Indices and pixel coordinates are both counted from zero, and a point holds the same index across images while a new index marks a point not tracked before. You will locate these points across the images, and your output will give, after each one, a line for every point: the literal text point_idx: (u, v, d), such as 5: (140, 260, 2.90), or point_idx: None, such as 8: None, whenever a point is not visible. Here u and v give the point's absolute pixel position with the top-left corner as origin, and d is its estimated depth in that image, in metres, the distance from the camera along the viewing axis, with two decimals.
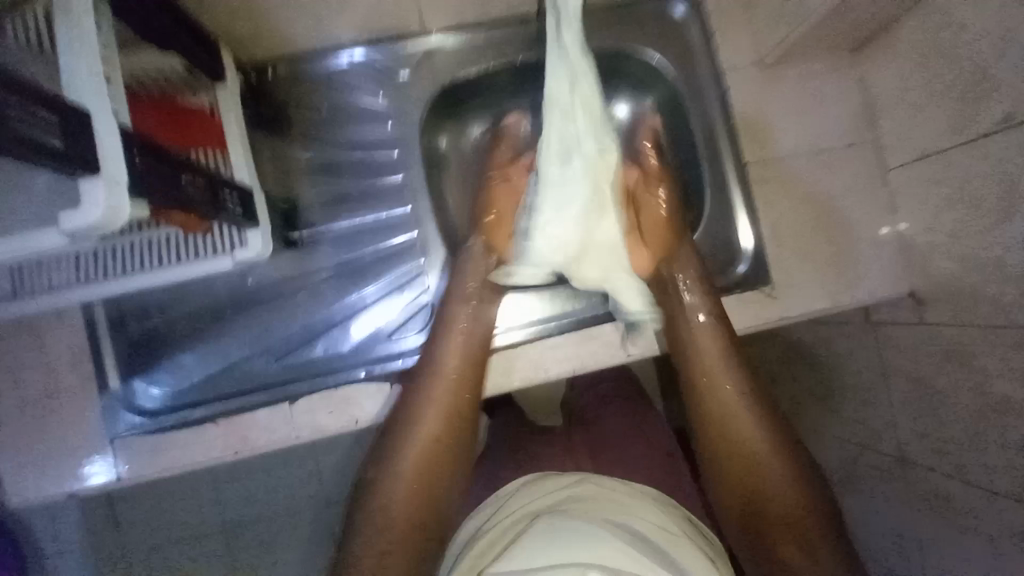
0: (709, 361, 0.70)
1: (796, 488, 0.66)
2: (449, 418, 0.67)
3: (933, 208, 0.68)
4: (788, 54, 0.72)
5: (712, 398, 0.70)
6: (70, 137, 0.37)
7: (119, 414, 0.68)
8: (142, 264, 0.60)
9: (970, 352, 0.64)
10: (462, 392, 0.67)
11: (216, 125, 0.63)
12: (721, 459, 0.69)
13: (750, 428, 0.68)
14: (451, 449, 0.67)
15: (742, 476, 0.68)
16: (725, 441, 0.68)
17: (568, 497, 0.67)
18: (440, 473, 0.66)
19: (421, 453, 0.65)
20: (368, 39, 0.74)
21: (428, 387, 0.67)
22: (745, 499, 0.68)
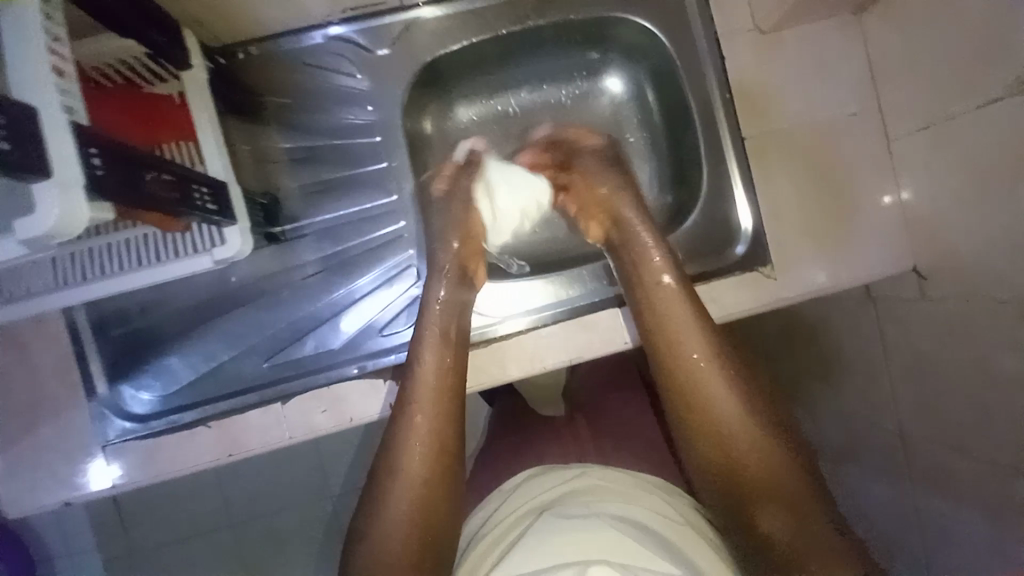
0: (674, 327, 0.63)
1: (778, 474, 0.58)
2: (436, 448, 0.61)
3: (939, 178, 0.66)
4: (788, 18, 0.69)
5: (678, 379, 0.64)
6: (17, 136, 0.34)
7: (109, 420, 0.67)
8: (119, 267, 0.58)
9: (975, 325, 0.63)
10: (446, 419, 0.62)
11: (184, 114, 0.59)
12: (694, 439, 0.62)
13: (723, 397, 0.61)
14: (444, 484, 0.60)
15: (720, 452, 0.61)
16: (698, 415, 0.62)
17: (570, 490, 0.66)
18: (437, 511, 0.59)
19: (412, 492, 0.59)
20: (342, 15, 0.70)
21: (410, 416, 0.61)
22: (725, 478, 0.60)
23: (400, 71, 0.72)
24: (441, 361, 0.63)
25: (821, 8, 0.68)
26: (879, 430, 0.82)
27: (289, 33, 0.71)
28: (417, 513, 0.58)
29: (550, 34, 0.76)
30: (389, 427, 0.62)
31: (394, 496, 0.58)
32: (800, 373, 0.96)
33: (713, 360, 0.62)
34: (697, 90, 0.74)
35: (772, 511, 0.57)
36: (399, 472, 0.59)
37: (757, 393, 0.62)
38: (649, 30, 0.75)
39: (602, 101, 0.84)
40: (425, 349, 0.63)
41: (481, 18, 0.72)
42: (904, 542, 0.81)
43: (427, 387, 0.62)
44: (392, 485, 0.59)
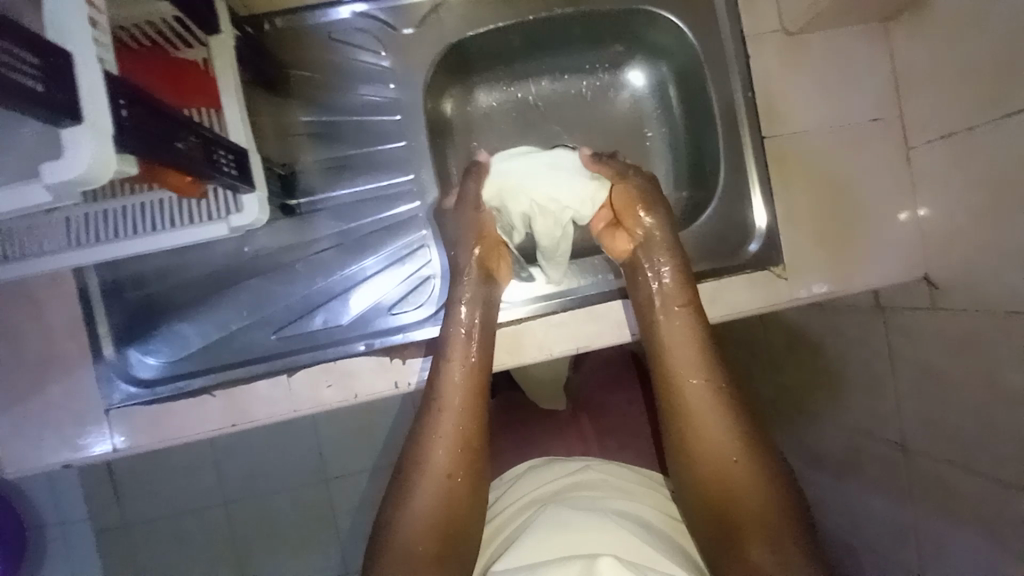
0: (677, 349, 0.64)
1: (768, 503, 0.58)
2: (461, 444, 0.62)
3: (954, 191, 0.66)
4: (816, 21, 0.68)
5: (682, 394, 0.63)
6: (49, 81, 0.34)
7: (115, 384, 0.67)
8: (135, 229, 0.58)
9: (987, 337, 0.63)
10: (472, 417, 0.63)
11: (210, 81, 0.59)
12: (688, 460, 0.62)
13: (717, 417, 0.61)
14: (470, 481, 0.61)
15: (713, 480, 0.60)
16: (693, 439, 0.62)
17: (574, 484, 0.66)
18: (461, 507, 0.60)
19: (434, 484, 0.60)
20: None
21: (439, 414, 0.62)
22: (714, 507, 0.59)
23: (424, 52, 0.72)
24: (470, 360, 0.64)
25: (849, 13, 0.68)
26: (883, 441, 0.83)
27: (317, 7, 0.71)
28: (442, 508, 0.59)
29: (575, 24, 0.76)
30: (415, 425, 0.63)
31: (420, 490, 0.60)
32: (803, 379, 0.96)
33: (713, 387, 0.63)
34: (719, 87, 0.74)
35: (760, 542, 0.56)
36: (428, 466, 0.60)
37: (755, 426, 0.62)
38: (675, 26, 0.75)
39: (623, 96, 0.84)
40: (454, 346, 0.64)
41: (509, 3, 0.72)
42: (898, 550, 0.82)
43: (455, 385, 0.63)
44: (420, 478, 0.60)
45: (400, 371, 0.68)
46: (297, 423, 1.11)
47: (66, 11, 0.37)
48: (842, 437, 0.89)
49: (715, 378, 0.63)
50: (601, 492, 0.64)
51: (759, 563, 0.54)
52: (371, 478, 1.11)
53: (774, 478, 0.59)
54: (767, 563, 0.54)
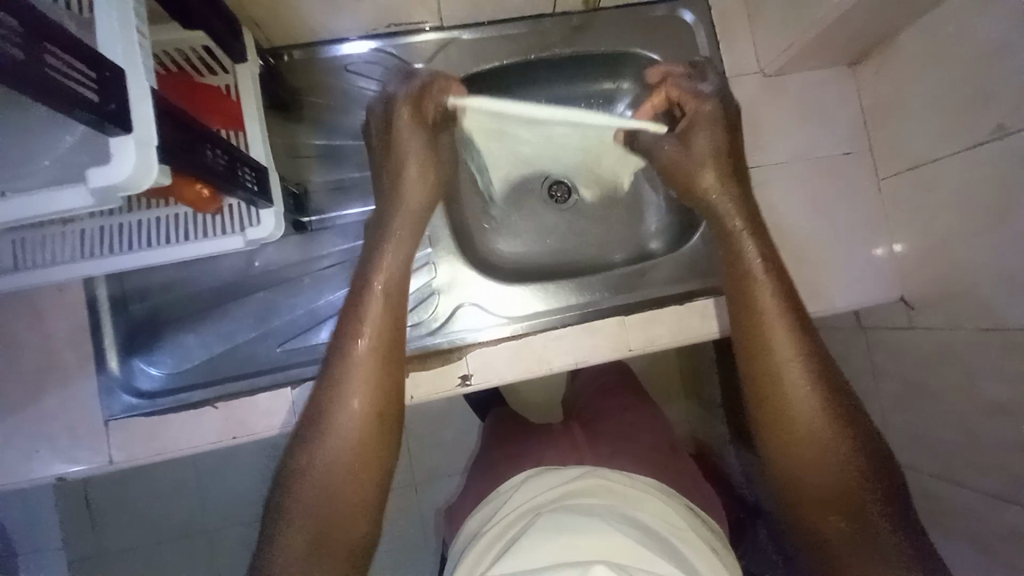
0: (765, 310, 0.62)
1: (867, 491, 0.57)
2: (378, 383, 0.56)
3: (925, 222, 0.72)
4: (789, 64, 0.76)
5: (776, 375, 0.60)
6: (104, 92, 0.37)
7: (116, 395, 0.67)
8: (152, 242, 0.60)
9: (962, 353, 0.68)
10: (379, 371, 0.57)
11: (232, 103, 0.63)
12: (779, 449, 0.60)
13: (808, 401, 0.59)
14: (380, 420, 0.56)
15: (787, 449, 0.59)
16: (783, 426, 0.60)
17: (570, 494, 0.66)
18: (370, 448, 0.55)
19: (343, 426, 0.54)
20: (384, 30, 0.76)
21: (349, 351, 0.57)
22: (790, 476, 0.59)
23: None
24: (380, 292, 0.59)
25: (819, 57, 0.75)
26: None
27: (333, 41, 0.76)
28: (346, 470, 0.54)
29: (572, 62, 0.82)
30: (327, 362, 0.57)
31: (322, 451, 0.54)
32: None
33: (801, 351, 0.60)
34: None
35: (836, 512, 0.57)
36: (332, 425, 0.55)
37: (845, 402, 0.60)
38: None
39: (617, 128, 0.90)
40: (366, 279, 0.59)
41: (513, 43, 0.79)
42: None
43: (368, 316, 0.57)
44: (322, 439, 0.54)
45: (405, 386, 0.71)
46: (289, 447, 1.09)
47: (123, 33, 0.41)
48: None
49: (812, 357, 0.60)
50: (601, 499, 0.65)
51: (830, 529, 0.57)
52: None
53: (873, 463, 0.58)
54: (839, 530, 0.56)
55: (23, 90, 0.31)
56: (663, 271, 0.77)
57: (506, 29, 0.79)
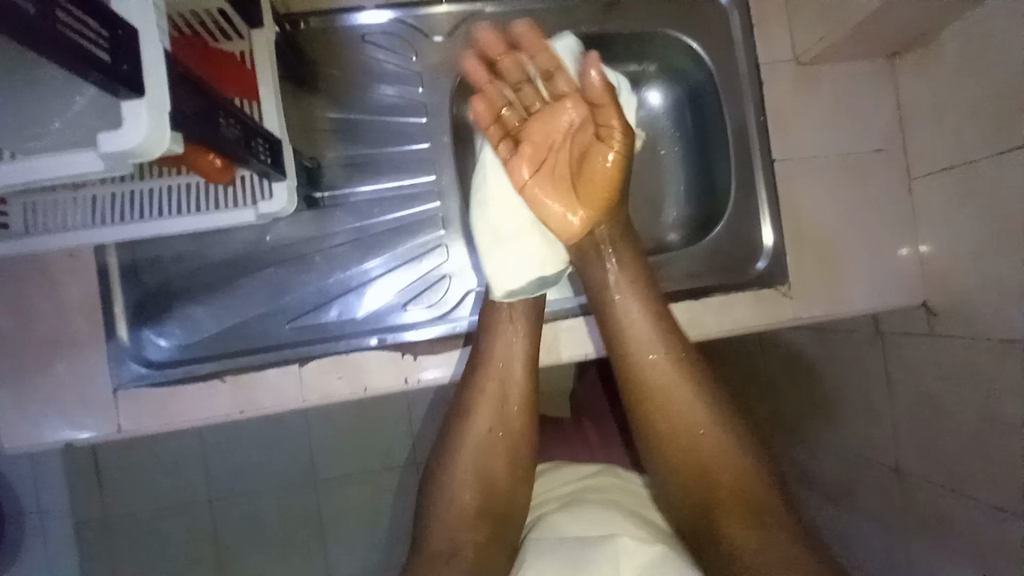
0: (638, 338, 0.66)
1: (749, 476, 0.63)
2: (505, 408, 0.67)
3: (956, 226, 0.70)
4: (827, 54, 0.72)
5: (652, 381, 0.66)
6: (116, 54, 0.36)
7: (125, 364, 0.66)
8: (162, 211, 0.59)
9: (983, 362, 0.68)
10: (516, 385, 0.67)
11: (247, 72, 0.61)
12: (665, 448, 0.66)
13: (683, 400, 0.65)
14: (513, 436, 0.67)
15: (687, 462, 0.65)
16: (668, 429, 0.65)
17: (588, 488, 0.72)
18: (500, 461, 0.66)
19: (480, 442, 0.66)
20: (404, 1, 0.73)
21: (485, 378, 0.66)
22: (693, 482, 0.64)
23: (450, 60, 0.75)
24: (520, 328, 0.67)
25: (859, 48, 0.72)
26: (878, 463, 0.85)
27: (352, 11, 0.73)
28: (489, 460, 0.66)
29: (596, 44, 0.79)
30: (462, 386, 0.67)
31: (467, 444, 0.66)
32: (799, 400, 1.00)
33: (676, 370, 0.65)
34: (733, 112, 0.77)
35: (733, 514, 0.62)
36: (472, 425, 0.66)
37: (717, 395, 0.67)
38: (693, 51, 0.78)
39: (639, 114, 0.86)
40: (496, 318, 0.67)
41: (536, 19, 0.75)
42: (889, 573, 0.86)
43: (501, 347, 0.66)
44: (465, 434, 0.66)
45: (411, 366, 0.68)
46: (291, 423, 1.10)
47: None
48: (839, 462, 0.93)
49: (681, 359, 0.66)
50: (613, 494, 0.70)
51: (734, 535, 0.60)
52: (361, 482, 1.10)
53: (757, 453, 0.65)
54: (738, 531, 0.60)
55: (33, 46, 0.30)
56: (679, 266, 0.78)
57: (530, 4, 0.75)
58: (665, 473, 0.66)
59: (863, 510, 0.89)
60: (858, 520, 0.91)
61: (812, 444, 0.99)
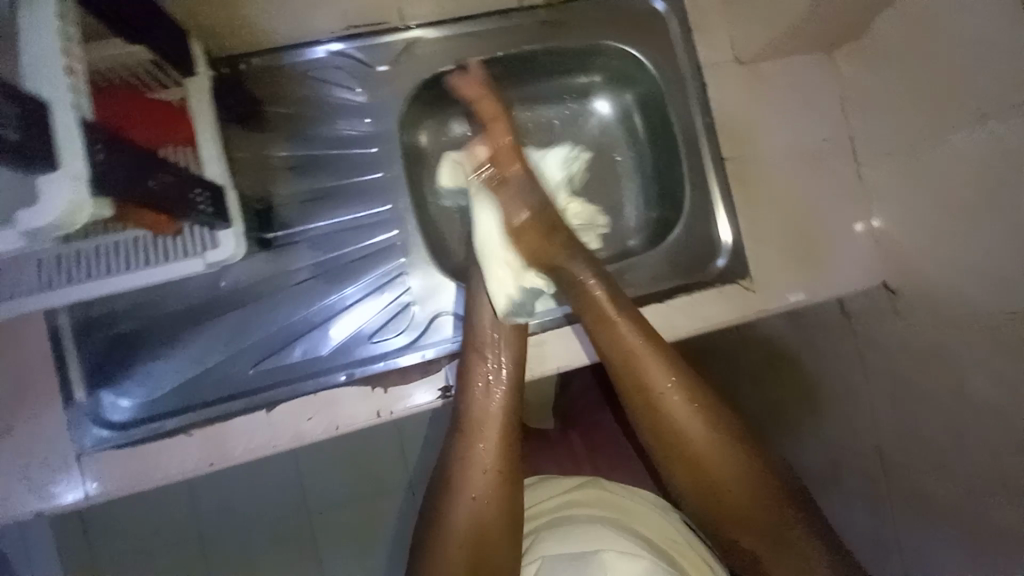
0: (642, 364, 0.65)
1: (769, 495, 0.64)
2: (494, 470, 0.65)
3: (909, 206, 0.71)
4: (766, 52, 0.73)
5: (659, 415, 0.66)
6: (27, 129, 0.35)
7: (86, 428, 0.65)
8: (109, 269, 0.58)
9: (945, 339, 0.69)
10: (505, 445, 0.66)
11: (183, 118, 0.60)
12: (680, 480, 0.66)
13: (693, 430, 0.65)
14: (501, 500, 0.65)
15: (703, 484, 0.65)
16: (684, 462, 0.65)
17: (569, 501, 0.73)
18: (488, 527, 0.64)
19: (466, 509, 0.64)
20: (345, 30, 0.72)
21: (471, 437, 0.66)
22: (712, 506, 0.66)
23: (397, 88, 0.74)
24: (501, 386, 0.67)
25: (796, 43, 0.73)
26: (860, 444, 0.87)
27: (291, 46, 0.72)
28: (479, 524, 0.63)
29: (542, 58, 0.78)
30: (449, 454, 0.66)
31: (456, 509, 0.64)
32: (781, 389, 1.01)
33: (683, 395, 0.65)
34: (681, 115, 0.78)
35: (756, 532, 0.64)
36: (460, 489, 0.64)
37: (725, 417, 0.66)
38: (637, 58, 0.78)
39: (591, 122, 0.86)
40: (476, 381, 0.66)
41: (477, 39, 0.75)
42: (881, 552, 0.87)
43: (487, 408, 0.66)
44: (452, 498, 0.64)
45: (383, 399, 0.66)
46: (278, 460, 1.08)
47: (57, 66, 0.39)
48: (822, 450, 0.93)
49: (686, 389, 0.66)
50: (596, 506, 0.71)
51: (754, 545, 0.65)
52: (354, 516, 1.08)
53: (771, 470, 0.65)
54: (761, 544, 0.64)
55: None
56: (645, 270, 0.77)
57: (470, 23, 0.74)
58: (687, 502, 0.67)
59: (854, 492, 0.90)
60: (849, 502, 0.92)
61: (798, 431, 1.00)
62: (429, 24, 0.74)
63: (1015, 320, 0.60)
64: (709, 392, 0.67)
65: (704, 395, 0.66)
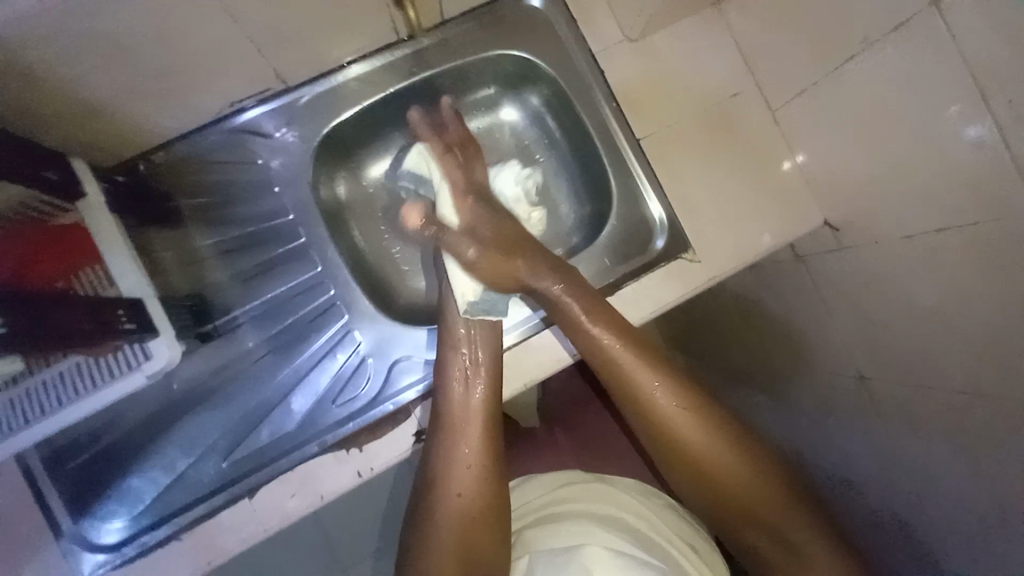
0: (634, 380, 0.67)
1: (774, 493, 0.65)
2: (479, 471, 0.67)
3: (828, 141, 0.71)
4: (653, 24, 0.72)
5: (657, 415, 0.66)
6: None
7: (80, 555, 0.66)
8: (56, 403, 0.59)
9: (893, 263, 0.69)
10: (484, 439, 0.67)
11: (88, 240, 0.61)
12: (683, 479, 0.68)
13: (691, 431, 0.66)
14: (486, 497, 0.67)
15: (707, 482, 0.66)
16: (687, 461, 0.66)
17: (561, 497, 0.78)
18: (477, 526, 0.66)
19: (451, 512, 0.65)
20: (264, 91, 0.70)
21: (454, 435, 0.66)
22: (717, 504, 0.67)
23: (298, 150, 0.73)
24: (482, 382, 0.67)
25: (680, 7, 0.72)
26: (845, 378, 0.87)
27: (187, 134, 0.71)
28: (463, 529, 0.65)
29: (440, 82, 0.77)
30: (430, 457, 0.67)
31: (440, 510, 0.66)
32: (764, 337, 1.02)
33: (680, 404, 0.66)
34: (588, 106, 0.77)
35: (763, 533, 0.65)
36: (444, 489, 0.66)
37: (723, 418, 0.67)
38: (532, 60, 0.77)
39: (504, 132, 0.86)
40: (454, 384, 0.66)
41: (367, 80, 0.73)
42: (890, 476, 0.87)
43: (470, 406, 0.66)
44: (437, 501, 0.66)
45: (359, 459, 0.67)
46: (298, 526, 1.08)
47: None
48: (815, 386, 0.95)
49: (680, 391, 0.67)
50: (581, 500, 0.77)
51: (762, 547, 0.66)
52: (381, 562, 1.09)
53: (775, 468, 0.66)
54: (770, 544, 0.66)
55: None
56: (587, 266, 0.77)
57: (371, 61, 0.73)
58: (696, 499, 0.69)
59: (852, 423, 0.90)
60: (851, 433, 0.92)
61: (790, 375, 1.00)
62: (358, 59, 0.73)
63: (948, 233, 0.60)
64: (703, 391, 0.69)
65: (700, 395, 0.68)
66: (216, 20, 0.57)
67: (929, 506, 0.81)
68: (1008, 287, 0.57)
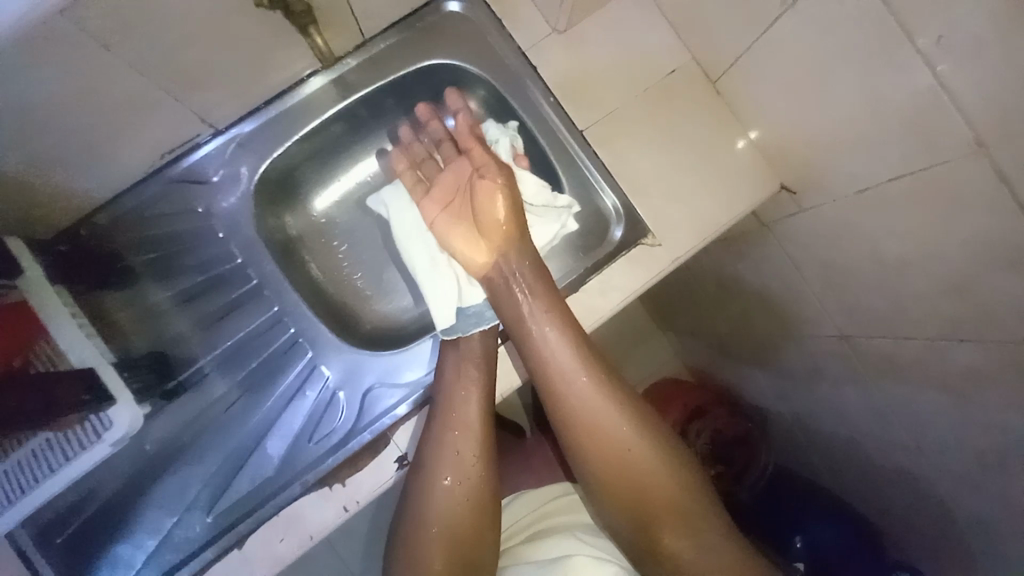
0: (562, 367, 0.65)
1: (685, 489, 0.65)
2: (473, 463, 0.66)
3: (768, 105, 0.69)
4: (576, 13, 0.71)
5: (581, 405, 0.65)
6: None
7: None
8: (23, 486, 0.58)
9: (851, 221, 0.68)
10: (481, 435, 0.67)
11: (35, 315, 0.60)
12: (602, 472, 0.66)
13: (613, 420, 0.65)
14: (475, 487, 0.66)
15: (623, 475, 0.65)
16: (606, 451, 0.65)
17: (557, 509, 0.79)
18: (465, 515, 0.65)
19: (443, 499, 0.64)
20: (211, 129, 0.70)
21: (445, 425, 0.66)
22: (631, 500, 0.65)
23: (239, 192, 0.72)
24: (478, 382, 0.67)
25: None
26: (827, 339, 0.86)
27: (124, 192, 0.70)
28: (451, 518, 0.64)
29: (374, 100, 0.76)
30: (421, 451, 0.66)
31: (430, 511, 0.64)
32: (746, 307, 1.00)
33: (607, 390, 0.66)
34: (524, 104, 0.76)
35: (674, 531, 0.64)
36: (432, 474, 0.65)
37: (644, 412, 0.68)
38: (461, 67, 0.76)
39: None
40: (454, 383, 0.66)
41: (298, 112, 0.72)
42: (886, 431, 0.86)
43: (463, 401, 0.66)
44: (424, 489, 0.65)
45: (345, 493, 0.66)
46: (315, 559, 1.08)
47: None
48: (803, 349, 0.93)
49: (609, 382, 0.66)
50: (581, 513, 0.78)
51: (674, 548, 0.63)
52: None
53: (688, 465, 0.67)
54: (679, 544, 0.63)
55: None
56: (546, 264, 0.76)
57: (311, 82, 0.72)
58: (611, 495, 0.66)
59: (842, 383, 0.89)
60: (842, 393, 0.91)
61: (777, 341, 0.99)
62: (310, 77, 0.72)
63: (898, 182, 0.58)
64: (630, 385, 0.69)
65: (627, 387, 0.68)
66: (119, 75, 0.56)
67: (930, 457, 0.80)
68: (965, 231, 0.55)
